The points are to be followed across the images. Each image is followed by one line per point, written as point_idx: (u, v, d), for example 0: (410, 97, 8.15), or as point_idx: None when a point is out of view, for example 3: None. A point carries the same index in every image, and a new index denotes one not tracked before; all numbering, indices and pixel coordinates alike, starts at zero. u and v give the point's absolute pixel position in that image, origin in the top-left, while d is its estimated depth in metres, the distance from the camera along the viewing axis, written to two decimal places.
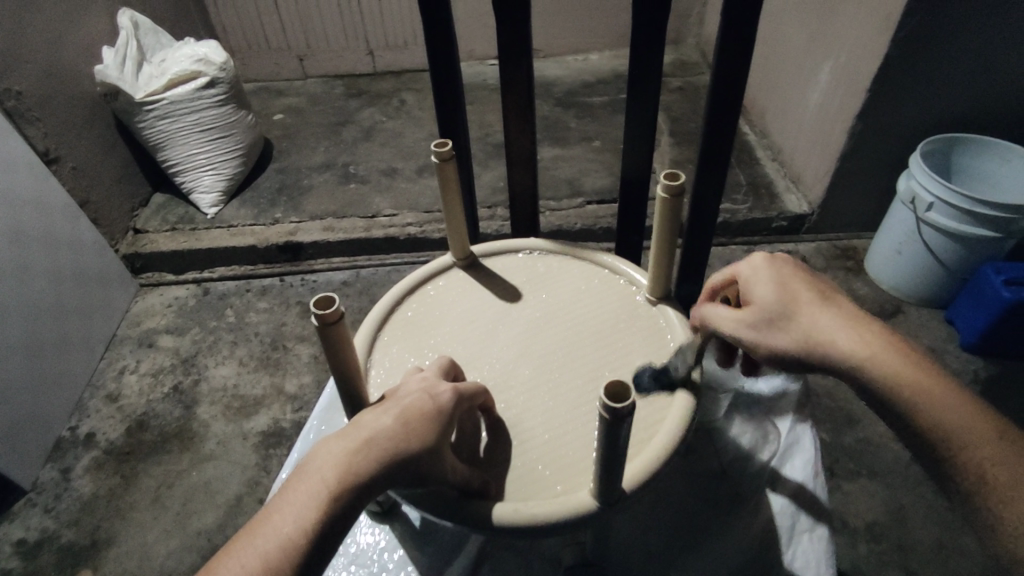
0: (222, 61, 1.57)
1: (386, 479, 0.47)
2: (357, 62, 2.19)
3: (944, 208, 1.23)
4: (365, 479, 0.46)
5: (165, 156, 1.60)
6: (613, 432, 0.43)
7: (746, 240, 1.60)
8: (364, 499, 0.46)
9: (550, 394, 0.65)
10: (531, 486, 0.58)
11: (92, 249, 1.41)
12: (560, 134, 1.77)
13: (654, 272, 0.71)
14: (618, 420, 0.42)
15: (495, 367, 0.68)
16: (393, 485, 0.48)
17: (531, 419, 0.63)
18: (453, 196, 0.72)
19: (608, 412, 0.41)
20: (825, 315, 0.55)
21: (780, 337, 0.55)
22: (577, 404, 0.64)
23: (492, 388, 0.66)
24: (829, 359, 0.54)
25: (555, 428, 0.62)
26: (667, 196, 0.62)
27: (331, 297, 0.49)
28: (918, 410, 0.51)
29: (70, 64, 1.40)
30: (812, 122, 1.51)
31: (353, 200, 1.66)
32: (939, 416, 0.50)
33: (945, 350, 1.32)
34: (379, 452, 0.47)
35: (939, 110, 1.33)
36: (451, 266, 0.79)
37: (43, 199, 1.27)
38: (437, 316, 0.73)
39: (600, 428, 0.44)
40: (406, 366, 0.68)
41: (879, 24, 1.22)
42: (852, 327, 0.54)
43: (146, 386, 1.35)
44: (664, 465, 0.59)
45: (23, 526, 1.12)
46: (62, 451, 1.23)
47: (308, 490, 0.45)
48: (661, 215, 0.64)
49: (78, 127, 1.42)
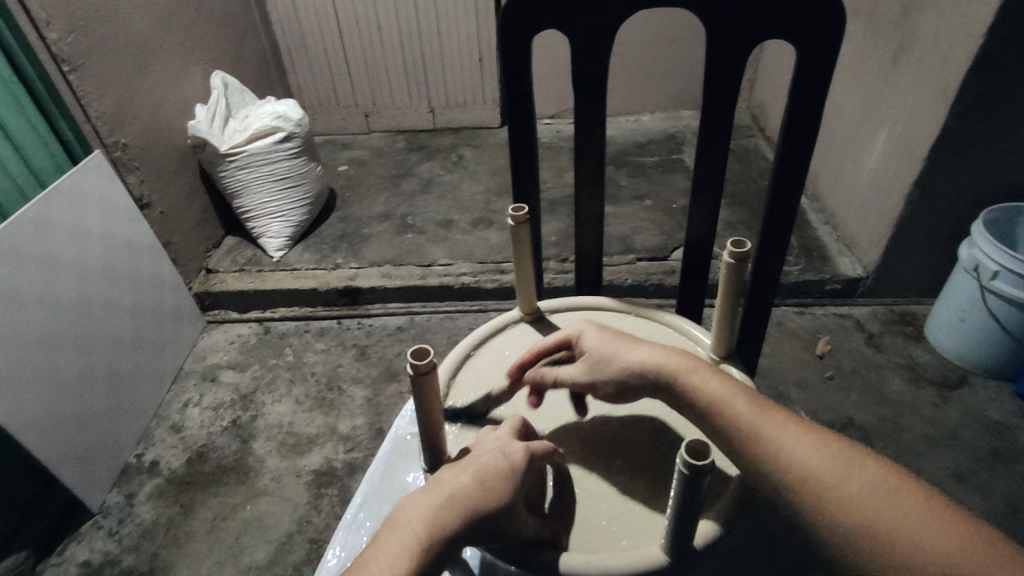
0: (299, 118, 1.70)
1: (468, 533, 0.49)
2: (418, 120, 2.34)
3: (1011, 277, 1.20)
4: (451, 533, 0.48)
5: (241, 203, 1.73)
6: (693, 488, 0.44)
7: (798, 302, 1.59)
8: (450, 551, 0.49)
9: (616, 449, 0.66)
10: (600, 539, 0.59)
11: (170, 286, 1.51)
12: (612, 191, 1.83)
13: (718, 333, 0.73)
14: (700, 479, 0.43)
15: (562, 420, 0.70)
16: (473, 540, 0.50)
17: (599, 471, 0.64)
18: (523, 254, 0.76)
19: (689, 469, 0.42)
20: (642, 344, 0.63)
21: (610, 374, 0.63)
22: (645, 458, 0.65)
23: (559, 441, 0.68)
24: (644, 380, 0.61)
25: (624, 482, 0.63)
26: (733, 263, 0.64)
27: (425, 349, 0.53)
28: (694, 391, 0.58)
29: (168, 120, 1.56)
30: (868, 187, 1.52)
31: (411, 248, 1.74)
32: (702, 391, 0.58)
33: (1015, 425, 1.26)
34: (461, 510, 0.49)
35: (1001, 179, 1.32)
36: (519, 320, 0.83)
37: (134, 239, 1.38)
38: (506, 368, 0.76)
39: (679, 484, 0.45)
40: (478, 415, 0.71)
41: (936, 96, 1.25)
42: (653, 349, 0.62)
43: (208, 419, 1.41)
44: (733, 523, 0.60)
45: (88, 548, 1.17)
46: (128, 477, 1.29)
47: (397, 543, 0.48)
48: (726, 280, 0.66)
49: (170, 175, 1.56)
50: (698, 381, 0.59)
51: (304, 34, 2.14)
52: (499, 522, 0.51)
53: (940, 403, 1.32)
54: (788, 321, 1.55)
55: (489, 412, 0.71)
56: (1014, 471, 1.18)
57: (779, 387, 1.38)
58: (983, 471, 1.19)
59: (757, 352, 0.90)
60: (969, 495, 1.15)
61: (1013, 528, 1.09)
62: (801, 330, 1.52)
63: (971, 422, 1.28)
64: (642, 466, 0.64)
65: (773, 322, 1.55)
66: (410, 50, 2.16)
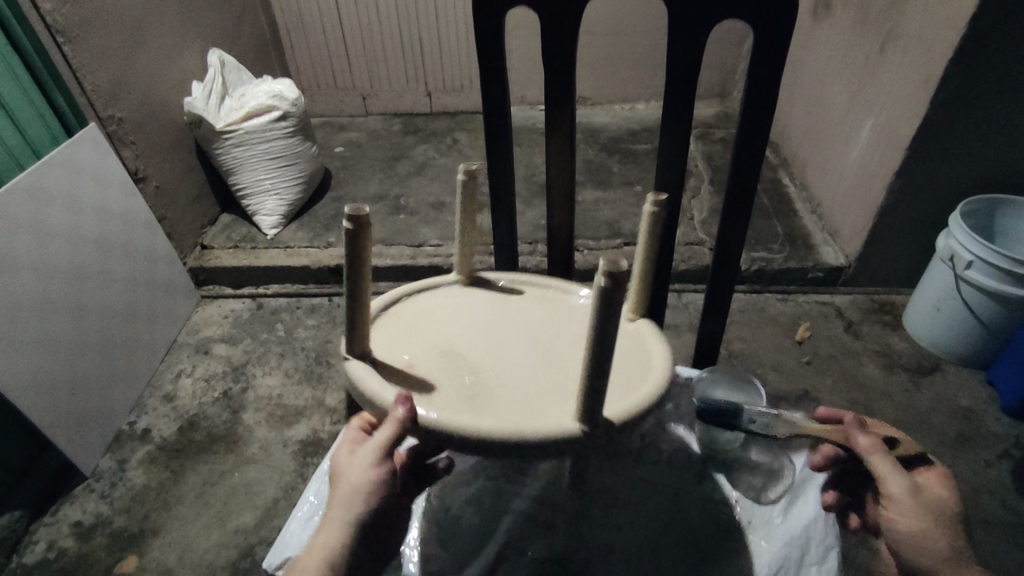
0: (295, 97, 1.72)
1: (351, 557, 0.66)
2: (415, 103, 2.35)
3: (983, 266, 1.23)
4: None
5: (236, 180, 1.75)
6: (610, 310, 0.49)
7: (780, 289, 1.62)
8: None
9: (543, 374, 0.70)
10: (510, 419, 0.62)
11: (164, 260, 1.54)
12: (603, 177, 1.86)
13: (638, 289, 0.76)
14: (616, 292, 0.48)
15: (485, 348, 0.74)
16: (358, 554, 0.66)
17: (514, 385, 0.68)
18: (465, 207, 0.81)
19: (607, 279, 0.47)
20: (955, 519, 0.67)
21: (930, 513, 0.66)
22: (555, 378, 0.70)
23: (480, 362, 0.72)
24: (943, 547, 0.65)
25: (536, 392, 0.67)
26: (655, 207, 0.69)
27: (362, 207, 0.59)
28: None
29: (165, 96, 1.58)
30: (853, 177, 1.54)
31: (403, 228, 1.77)
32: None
33: (984, 412, 1.30)
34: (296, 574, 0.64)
35: (980, 169, 1.34)
36: (454, 283, 0.86)
37: (129, 213, 1.41)
38: (436, 311, 0.80)
39: (598, 308, 0.49)
40: (408, 338, 0.75)
41: (918, 87, 1.28)
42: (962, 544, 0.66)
43: (200, 390, 1.45)
44: (643, 414, 0.63)
45: (80, 509, 1.21)
46: (120, 443, 1.33)
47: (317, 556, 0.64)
48: (649, 224, 0.71)
49: (165, 150, 1.59)
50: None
51: (302, 14, 2.15)
52: (347, 537, 0.64)
53: (913, 389, 1.35)
54: (769, 307, 1.58)
55: (418, 339, 0.75)
56: (979, 454, 1.21)
57: (756, 370, 1.41)
58: (949, 454, 1.22)
59: (720, 328, 0.92)
60: None
61: (975, 508, 1.12)
62: (782, 316, 1.55)
63: (940, 407, 1.31)
64: (555, 384, 0.69)
65: (755, 307, 1.58)
66: (408, 33, 2.17)
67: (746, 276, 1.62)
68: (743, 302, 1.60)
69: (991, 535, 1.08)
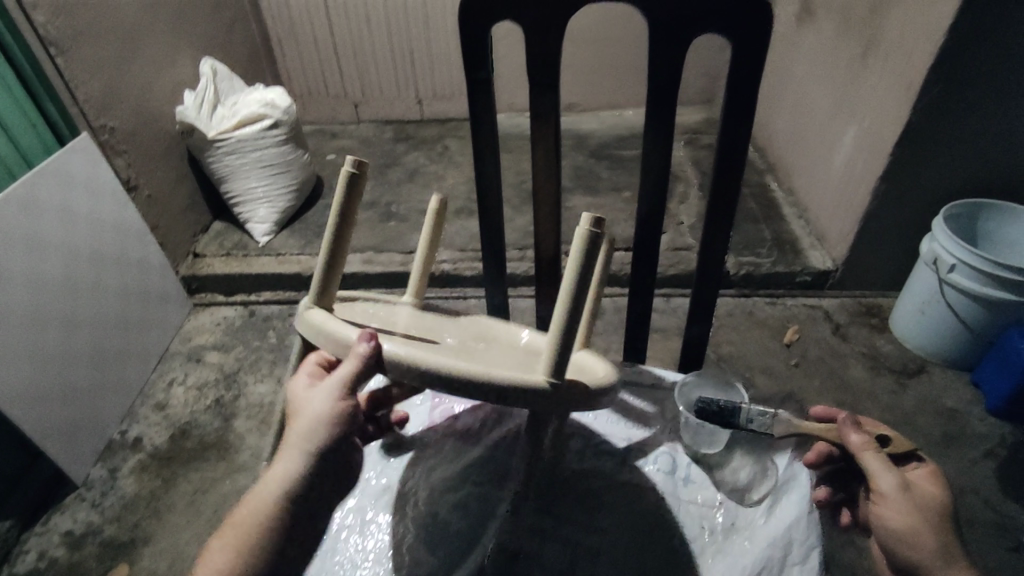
0: (286, 106, 1.73)
1: (297, 502, 0.61)
2: (406, 110, 2.37)
3: (967, 270, 1.25)
4: (260, 535, 0.59)
5: (228, 188, 1.76)
6: (590, 253, 0.54)
7: (768, 293, 1.64)
8: (297, 526, 0.61)
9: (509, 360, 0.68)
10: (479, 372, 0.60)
11: (156, 268, 1.54)
12: (592, 183, 1.87)
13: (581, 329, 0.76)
14: (597, 236, 0.54)
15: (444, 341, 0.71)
16: (314, 499, 0.62)
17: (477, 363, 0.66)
18: (429, 239, 0.82)
19: (593, 229, 0.53)
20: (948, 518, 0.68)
21: (918, 509, 0.67)
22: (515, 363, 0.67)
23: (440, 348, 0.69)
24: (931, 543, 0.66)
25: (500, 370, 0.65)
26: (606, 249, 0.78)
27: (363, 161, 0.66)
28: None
29: (157, 105, 1.59)
30: (839, 182, 1.56)
31: (394, 235, 1.78)
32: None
33: (969, 413, 1.31)
34: (248, 514, 0.60)
35: (962, 175, 1.37)
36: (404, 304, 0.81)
37: (121, 223, 1.42)
38: (391, 317, 0.77)
39: (580, 257, 0.55)
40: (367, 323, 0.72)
41: (900, 94, 1.30)
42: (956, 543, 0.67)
43: (191, 398, 1.45)
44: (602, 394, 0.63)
45: (71, 518, 1.20)
46: (112, 452, 1.33)
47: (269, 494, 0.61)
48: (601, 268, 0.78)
49: (157, 159, 1.59)
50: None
51: (294, 23, 2.17)
52: (299, 472, 0.61)
53: (899, 391, 1.36)
54: (757, 311, 1.60)
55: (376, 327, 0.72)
56: (964, 455, 1.23)
57: (745, 374, 1.42)
58: (935, 455, 1.23)
59: (706, 332, 0.93)
60: None
61: (960, 508, 1.14)
62: (770, 319, 1.57)
63: (926, 408, 1.33)
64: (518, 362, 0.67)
65: (743, 311, 1.60)
66: (399, 41, 2.19)
67: (734, 280, 1.64)
68: (732, 306, 1.61)
69: (977, 534, 1.10)
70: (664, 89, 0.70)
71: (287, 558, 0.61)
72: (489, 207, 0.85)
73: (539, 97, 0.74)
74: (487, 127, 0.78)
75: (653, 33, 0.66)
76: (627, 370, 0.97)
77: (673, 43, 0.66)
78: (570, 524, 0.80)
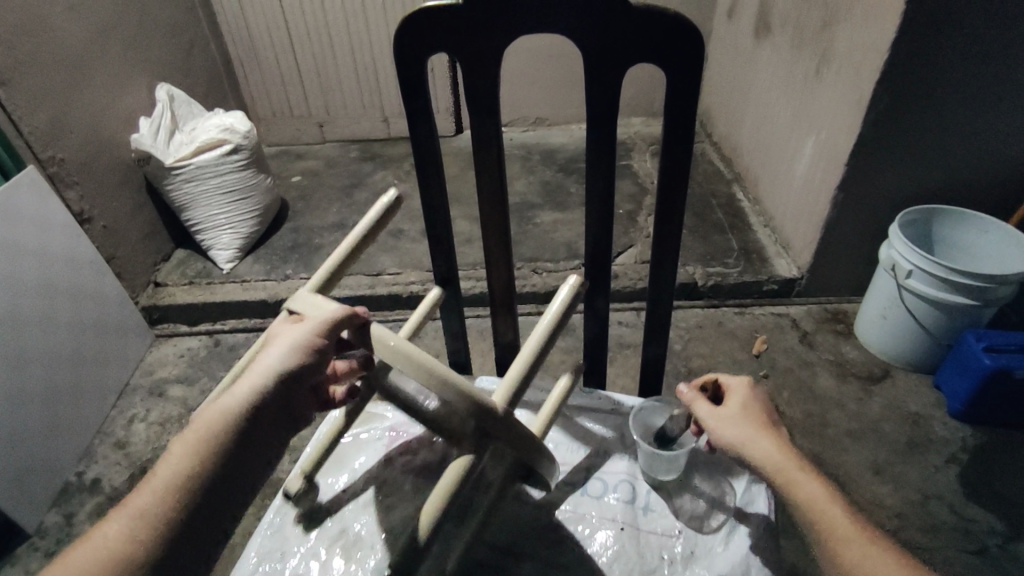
0: (246, 130, 1.69)
1: (245, 435, 0.55)
2: (373, 129, 2.36)
3: (923, 275, 1.27)
4: (197, 465, 0.53)
5: (189, 216, 1.72)
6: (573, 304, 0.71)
7: (737, 302, 1.65)
8: (235, 463, 0.55)
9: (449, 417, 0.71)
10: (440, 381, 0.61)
11: (114, 301, 1.50)
12: (560, 198, 1.88)
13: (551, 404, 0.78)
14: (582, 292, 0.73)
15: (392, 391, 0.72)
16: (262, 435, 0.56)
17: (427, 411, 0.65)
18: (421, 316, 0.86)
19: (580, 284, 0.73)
20: (763, 422, 0.71)
21: (728, 418, 0.71)
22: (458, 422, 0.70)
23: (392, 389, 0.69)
24: (744, 445, 0.68)
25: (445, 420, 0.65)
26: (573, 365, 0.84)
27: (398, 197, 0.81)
28: (771, 464, 0.66)
29: (110, 134, 1.55)
30: (800, 191, 1.59)
31: (360, 257, 1.76)
32: (769, 463, 0.66)
33: (933, 417, 1.33)
34: (191, 440, 0.54)
35: (916, 182, 1.39)
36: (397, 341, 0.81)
37: (73, 256, 1.37)
38: None
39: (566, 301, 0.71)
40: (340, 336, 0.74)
41: (853, 104, 1.32)
42: (769, 436, 0.69)
43: (153, 434, 1.41)
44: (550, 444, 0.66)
45: (23, 570, 1.15)
46: (68, 496, 1.28)
47: (215, 420, 0.55)
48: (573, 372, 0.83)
49: (112, 189, 1.55)
50: (804, 470, 0.65)
51: (254, 45, 2.15)
52: (256, 400, 0.56)
53: (865, 397, 1.38)
54: (726, 321, 1.61)
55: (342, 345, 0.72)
56: (930, 459, 1.25)
57: None
58: (901, 461, 1.25)
59: (664, 352, 0.93)
60: (887, 487, 1.20)
61: (926, 514, 1.15)
62: (738, 329, 1.58)
63: (890, 413, 1.34)
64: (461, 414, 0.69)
65: (712, 322, 1.60)
66: (363, 60, 2.18)
67: (702, 291, 1.65)
68: (701, 316, 1.62)
69: (942, 540, 1.11)
70: (606, 119, 0.70)
71: (220, 496, 0.54)
72: (440, 236, 0.84)
73: (483, 128, 0.73)
74: (433, 158, 0.77)
75: (591, 61, 0.66)
76: (585, 395, 0.96)
77: (612, 72, 0.66)
78: (532, 561, 0.80)
